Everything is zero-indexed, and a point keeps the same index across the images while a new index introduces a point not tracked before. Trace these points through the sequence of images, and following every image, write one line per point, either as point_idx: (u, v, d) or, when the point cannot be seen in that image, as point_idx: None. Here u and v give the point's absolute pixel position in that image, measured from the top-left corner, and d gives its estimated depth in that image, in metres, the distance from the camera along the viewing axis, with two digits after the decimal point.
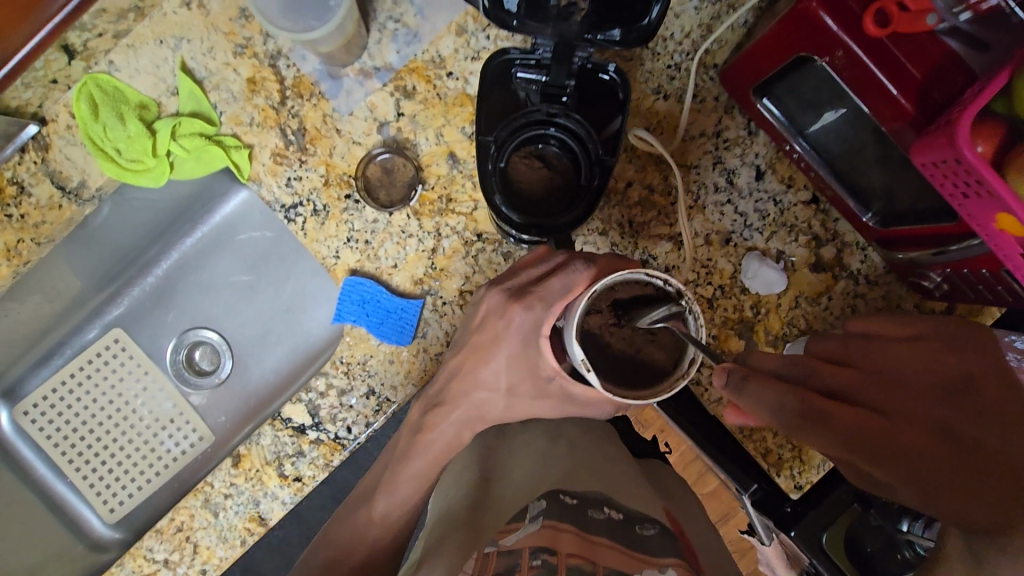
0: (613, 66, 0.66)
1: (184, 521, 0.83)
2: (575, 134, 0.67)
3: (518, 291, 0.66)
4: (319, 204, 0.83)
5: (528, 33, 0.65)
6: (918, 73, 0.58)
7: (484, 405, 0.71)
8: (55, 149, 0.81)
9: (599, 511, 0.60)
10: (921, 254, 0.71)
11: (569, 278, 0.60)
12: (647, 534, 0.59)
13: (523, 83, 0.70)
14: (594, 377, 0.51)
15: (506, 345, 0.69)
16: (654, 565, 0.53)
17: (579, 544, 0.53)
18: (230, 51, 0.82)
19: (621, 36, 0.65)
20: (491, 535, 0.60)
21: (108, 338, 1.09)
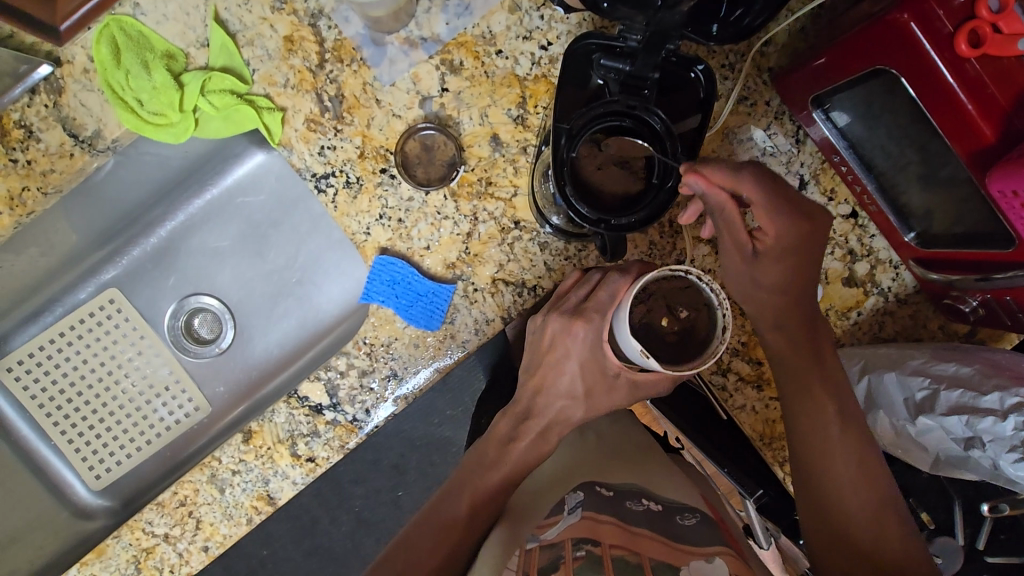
0: (703, 65, 0.64)
1: (187, 496, 0.80)
2: (652, 130, 0.63)
3: (568, 303, 0.70)
4: (352, 176, 0.79)
5: (617, 17, 0.63)
6: (1003, 98, 0.57)
7: None
8: (70, 94, 0.75)
9: (637, 502, 0.60)
10: (963, 278, 0.72)
11: (614, 288, 0.66)
12: (687, 523, 0.59)
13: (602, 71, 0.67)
14: (654, 363, 0.55)
15: (564, 345, 0.70)
16: (699, 556, 0.53)
17: (623, 536, 0.54)
18: (268, 6, 0.76)
19: (717, 33, 0.68)
20: (529, 530, 0.59)
21: (103, 297, 1.03)
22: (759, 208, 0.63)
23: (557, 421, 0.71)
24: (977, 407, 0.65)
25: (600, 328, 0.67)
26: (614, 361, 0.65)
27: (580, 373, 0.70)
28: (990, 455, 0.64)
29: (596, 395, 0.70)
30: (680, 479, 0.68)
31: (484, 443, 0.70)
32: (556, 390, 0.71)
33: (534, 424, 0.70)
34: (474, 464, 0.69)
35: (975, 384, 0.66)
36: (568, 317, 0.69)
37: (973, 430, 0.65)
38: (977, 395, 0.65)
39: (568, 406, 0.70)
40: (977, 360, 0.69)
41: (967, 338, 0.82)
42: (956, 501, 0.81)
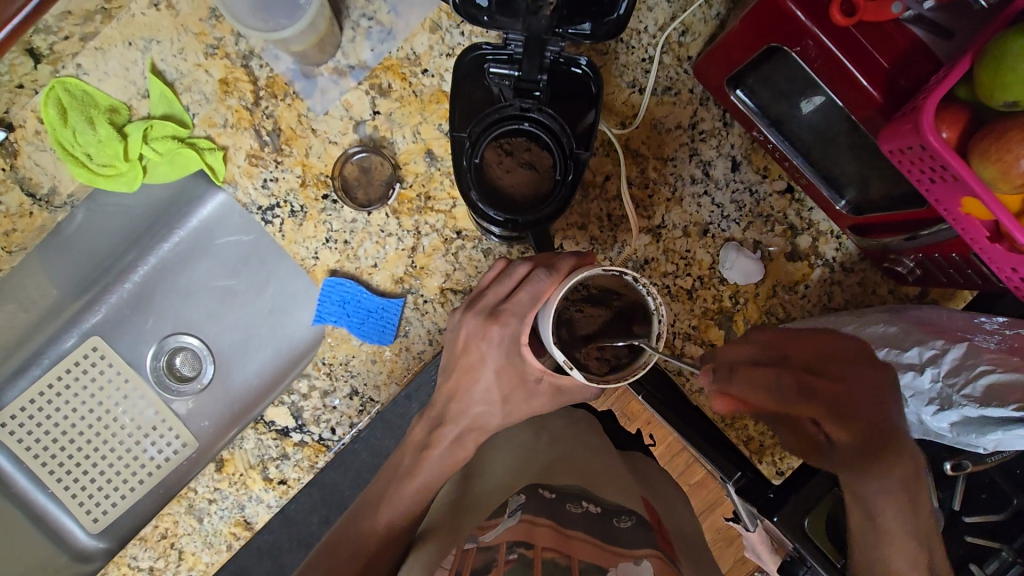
0: (584, 59, 0.67)
1: (168, 528, 0.82)
2: (548, 129, 0.68)
3: (486, 301, 0.67)
4: (296, 205, 0.82)
5: (499, 27, 0.68)
6: (886, 61, 0.59)
7: (468, 411, 0.70)
8: (24, 156, 0.80)
9: (577, 505, 0.61)
10: (893, 240, 0.73)
11: (536, 289, 0.62)
12: (624, 525, 0.60)
13: (496, 79, 0.70)
14: (578, 373, 0.52)
15: (478, 350, 0.68)
16: (628, 558, 0.53)
17: (554, 537, 0.54)
18: (201, 53, 0.81)
19: (591, 30, 0.67)
20: (470, 531, 0.61)
21: (86, 345, 1.07)
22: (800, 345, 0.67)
23: (471, 427, 0.70)
24: (900, 362, 0.68)
25: (515, 331, 0.64)
26: (536, 364, 0.61)
27: (496, 381, 0.68)
28: (914, 410, 0.67)
29: (514, 402, 0.69)
30: (628, 477, 0.70)
31: (400, 452, 0.72)
32: (472, 395, 0.69)
33: (448, 429, 0.70)
34: (394, 470, 0.71)
35: (899, 341, 0.69)
36: (483, 319, 0.66)
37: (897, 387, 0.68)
38: (900, 351, 0.68)
39: (485, 412, 0.69)
40: (905, 319, 0.71)
41: (918, 300, 0.82)
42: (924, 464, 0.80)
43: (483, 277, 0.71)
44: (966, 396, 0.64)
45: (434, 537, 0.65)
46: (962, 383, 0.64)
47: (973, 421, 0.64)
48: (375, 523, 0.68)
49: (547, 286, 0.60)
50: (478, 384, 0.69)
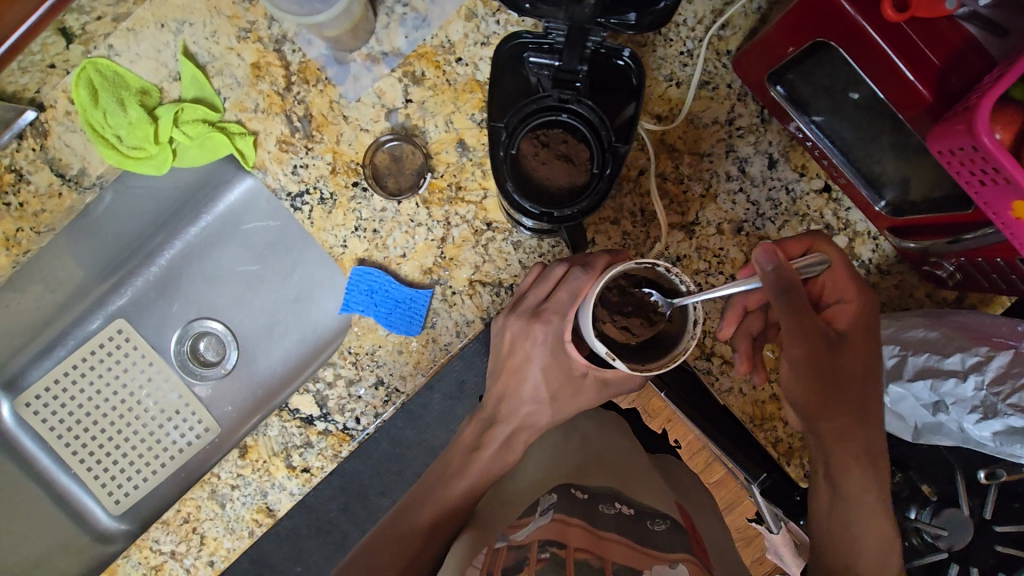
0: (627, 50, 0.67)
1: (190, 512, 0.82)
2: (587, 121, 0.67)
3: (529, 302, 0.70)
4: (326, 192, 0.81)
5: (540, 16, 0.66)
6: (937, 59, 0.58)
7: (519, 411, 0.70)
8: (54, 136, 0.79)
9: (610, 506, 0.61)
10: (937, 242, 0.72)
11: (574, 286, 0.65)
12: (658, 528, 0.59)
13: (536, 69, 0.70)
14: (619, 364, 0.53)
15: (524, 350, 0.70)
16: (663, 560, 0.54)
17: (588, 539, 0.54)
18: (234, 35, 0.80)
19: (636, 20, 0.66)
20: (501, 529, 0.59)
21: (111, 328, 1.07)
22: (832, 278, 0.63)
23: (522, 427, 0.70)
24: (942, 368, 0.67)
25: (559, 328, 0.67)
26: (580, 359, 0.64)
27: (543, 379, 0.69)
28: (955, 418, 0.66)
29: (562, 401, 0.69)
30: (659, 482, 0.70)
31: (450, 451, 0.70)
32: (520, 396, 0.70)
33: (500, 429, 0.69)
34: (439, 474, 0.68)
35: (940, 346, 0.68)
36: (527, 319, 0.69)
37: (937, 394, 0.66)
38: (941, 357, 0.67)
39: (534, 411, 0.69)
40: (945, 324, 0.70)
41: (956, 305, 0.80)
42: (956, 471, 0.79)
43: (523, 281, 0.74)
44: (1012, 404, 0.63)
45: (469, 529, 0.63)
46: (1007, 392, 0.64)
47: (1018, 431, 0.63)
48: (397, 513, 0.67)
49: (586, 283, 0.64)
50: (526, 382, 0.70)
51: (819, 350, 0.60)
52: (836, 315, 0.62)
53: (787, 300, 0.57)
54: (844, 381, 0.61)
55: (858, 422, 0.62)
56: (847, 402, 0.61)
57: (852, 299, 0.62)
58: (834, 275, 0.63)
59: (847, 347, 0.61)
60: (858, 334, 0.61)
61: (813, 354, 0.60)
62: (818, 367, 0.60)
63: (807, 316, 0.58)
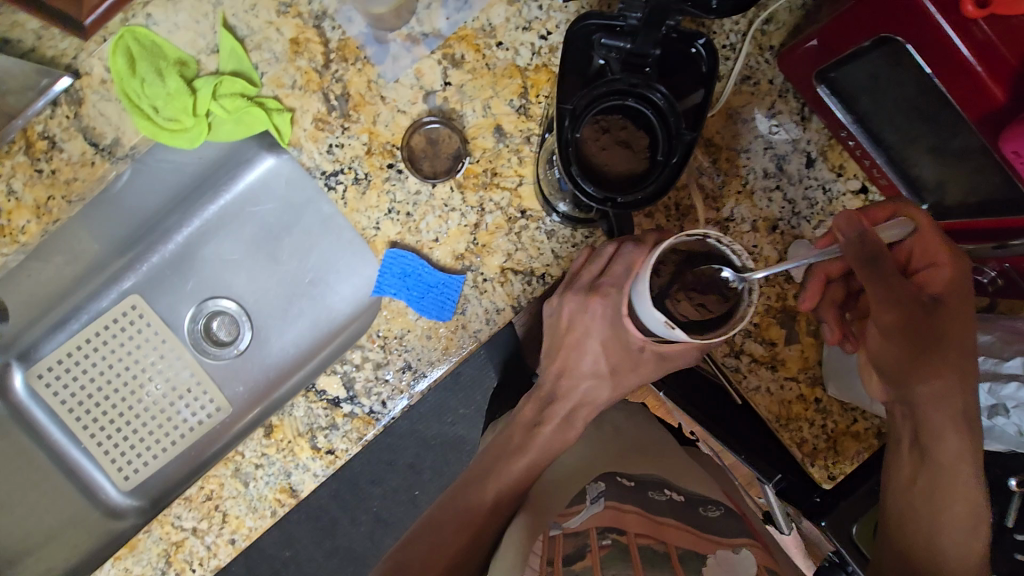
0: (705, 38, 0.65)
1: (213, 490, 0.82)
2: (656, 107, 0.65)
3: (583, 279, 0.70)
4: (360, 173, 0.80)
5: None
6: (1013, 57, 0.56)
7: (577, 389, 0.71)
8: (89, 104, 0.78)
9: (659, 492, 0.60)
10: (979, 247, 0.71)
11: (628, 259, 0.66)
12: (712, 515, 0.59)
13: (604, 49, 0.66)
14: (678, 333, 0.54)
15: (583, 324, 0.70)
16: (725, 546, 0.53)
17: (649, 525, 0.53)
18: (274, 10, 0.79)
19: (717, 5, 0.66)
20: (550, 518, 0.59)
21: (125, 304, 1.07)
22: (919, 241, 0.63)
23: (580, 406, 0.71)
24: (1000, 373, 0.65)
25: (617, 302, 0.67)
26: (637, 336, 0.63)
27: (603, 353, 0.70)
28: (1015, 421, 0.63)
29: (621, 375, 0.70)
30: (700, 471, 0.69)
31: (510, 429, 0.71)
32: (582, 369, 0.71)
33: (559, 407, 0.71)
34: (499, 452, 0.69)
35: (998, 350, 0.66)
36: (584, 296, 0.69)
37: (997, 397, 0.64)
38: (999, 361, 0.65)
39: (595, 386, 0.71)
40: (999, 328, 0.68)
41: (987, 311, 0.79)
42: (982, 478, 0.79)
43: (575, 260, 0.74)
44: None
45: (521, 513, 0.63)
46: None
47: None
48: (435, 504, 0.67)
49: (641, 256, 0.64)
50: (586, 356, 0.71)
51: (912, 315, 0.61)
52: (928, 279, 0.62)
53: (872, 264, 0.60)
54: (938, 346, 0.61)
55: (959, 388, 0.60)
56: (942, 367, 0.60)
57: (941, 263, 0.62)
58: (923, 240, 0.62)
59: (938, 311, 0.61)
60: (952, 297, 0.61)
61: (905, 319, 0.61)
62: (906, 331, 0.61)
63: (896, 282, 0.60)
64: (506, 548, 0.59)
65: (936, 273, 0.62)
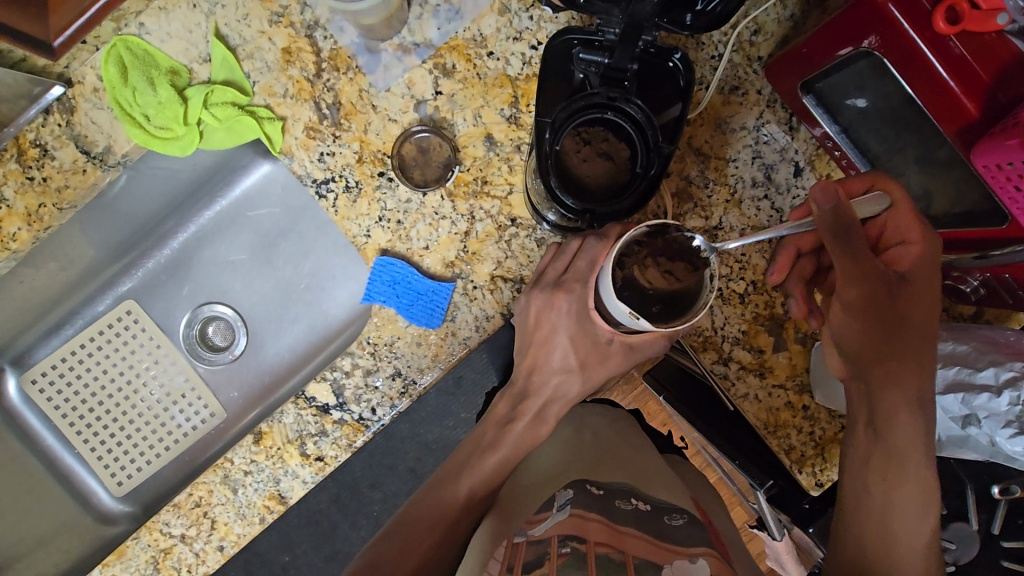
0: (679, 52, 0.66)
1: (202, 496, 0.82)
2: (634, 120, 0.67)
3: (548, 276, 0.72)
4: (351, 181, 0.81)
5: (594, 12, 0.67)
6: (986, 74, 0.58)
7: (548, 383, 0.73)
8: (81, 113, 0.79)
9: (627, 501, 0.61)
10: (961, 257, 0.72)
11: (591, 256, 0.67)
12: (676, 523, 0.59)
13: (583, 64, 0.69)
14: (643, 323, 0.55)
15: (549, 322, 0.73)
16: (684, 556, 0.53)
17: (609, 534, 0.54)
18: (266, 19, 0.79)
19: (691, 22, 0.66)
20: (520, 523, 0.60)
21: (120, 309, 1.06)
22: (893, 216, 0.62)
23: (553, 398, 0.73)
24: (974, 383, 0.64)
25: (581, 297, 0.69)
26: (604, 327, 0.65)
27: (571, 347, 0.72)
28: (987, 432, 0.63)
29: (590, 368, 0.73)
30: (671, 476, 0.70)
31: (484, 426, 0.74)
32: (550, 365, 0.73)
33: (532, 402, 0.73)
34: (470, 451, 0.71)
35: (971, 360, 0.65)
36: (549, 292, 0.71)
37: (969, 407, 0.64)
38: (973, 371, 0.64)
39: (565, 380, 0.73)
40: (973, 337, 0.68)
41: (972, 319, 0.80)
42: (968, 486, 0.80)
43: (543, 257, 0.75)
44: None
45: (491, 516, 0.64)
46: None
47: None
48: (419, 511, 0.67)
49: (601, 252, 0.65)
50: (555, 353, 0.73)
51: (877, 292, 0.60)
52: (899, 256, 0.62)
53: (838, 237, 0.59)
54: (896, 324, 0.61)
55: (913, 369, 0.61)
56: (900, 346, 0.61)
57: (911, 242, 0.61)
58: (898, 215, 0.62)
59: (908, 289, 0.61)
60: (921, 274, 0.61)
61: (870, 294, 0.61)
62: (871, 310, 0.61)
63: (865, 258, 0.59)
64: (471, 550, 0.60)
65: (907, 251, 0.61)
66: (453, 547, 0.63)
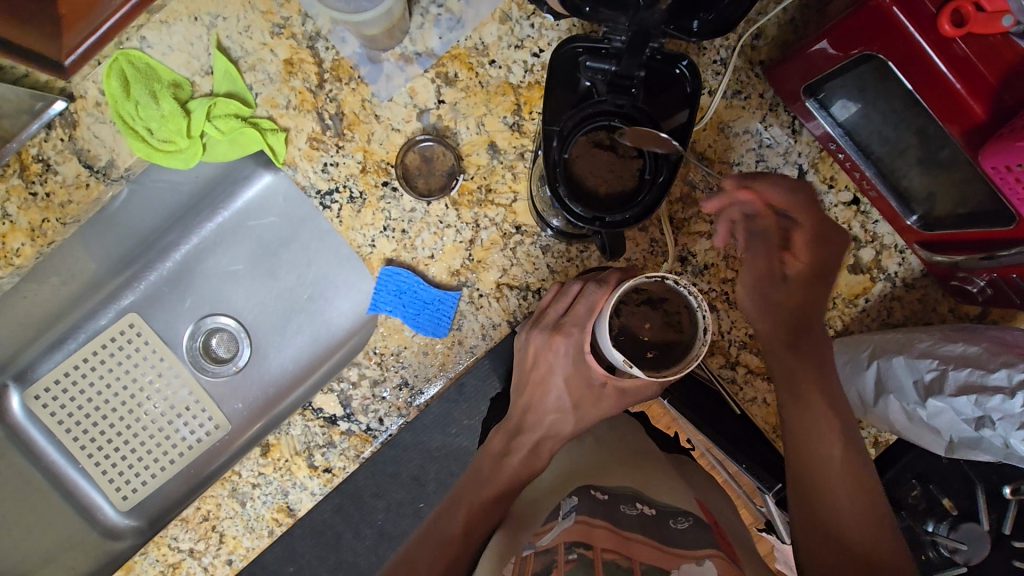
0: (687, 60, 0.65)
1: (210, 510, 0.81)
2: (641, 127, 0.66)
3: (549, 318, 0.72)
4: (356, 191, 0.81)
5: (600, 20, 0.67)
6: (991, 76, 0.59)
7: (542, 421, 0.72)
8: (83, 127, 0.79)
9: (632, 506, 0.61)
10: (968, 257, 0.72)
11: (590, 301, 0.68)
12: (681, 527, 0.60)
13: (589, 72, 0.67)
14: (637, 370, 0.56)
15: (547, 361, 0.72)
16: (690, 558, 0.54)
17: (614, 539, 0.55)
18: (268, 31, 0.80)
19: (698, 28, 0.68)
20: (528, 536, 0.60)
21: (123, 322, 1.06)
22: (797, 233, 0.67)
23: (547, 436, 0.72)
24: (986, 385, 0.63)
25: (580, 341, 0.68)
26: (599, 371, 0.66)
27: (566, 388, 0.71)
28: (1001, 434, 0.62)
29: (585, 407, 0.71)
30: (678, 480, 0.70)
31: (479, 459, 0.71)
32: (545, 406, 0.72)
33: (526, 438, 0.71)
34: (478, 470, 0.70)
35: (983, 361, 0.64)
36: (548, 334, 0.71)
37: (981, 409, 0.63)
38: (985, 373, 0.63)
39: (558, 420, 0.71)
40: (984, 339, 0.67)
41: (978, 320, 0.81)
42: (977, 486, 0.80)
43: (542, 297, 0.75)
44: None
45: (504, 529, 0.64)
46: None
47: None
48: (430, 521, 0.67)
49: (600, 297, 0.66)
50: (550, 396, 0.72)
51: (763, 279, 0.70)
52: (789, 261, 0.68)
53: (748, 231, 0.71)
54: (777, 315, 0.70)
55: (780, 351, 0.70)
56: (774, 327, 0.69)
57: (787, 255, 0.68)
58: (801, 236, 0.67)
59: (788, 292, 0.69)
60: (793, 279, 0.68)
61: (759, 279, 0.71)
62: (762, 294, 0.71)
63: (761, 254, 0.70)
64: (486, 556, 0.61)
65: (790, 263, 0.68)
66: (466, 558, 0.63)
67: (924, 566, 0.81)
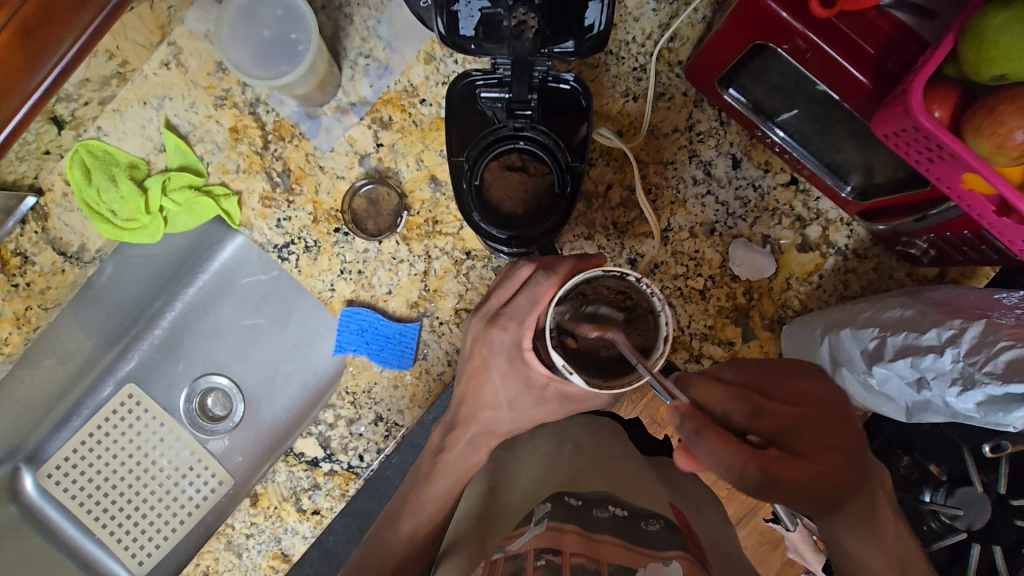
0: (570, 74, 0.74)
1: (208, 565, 0.84)
2: (544, 145, 0.75)
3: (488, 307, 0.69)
4: (310, 241, 0.85)
5: (484, 53, 0.74)
6: (872, 48, 0.60)
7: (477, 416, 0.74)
8: (54, 218, 0.88)
9: (604, 510, 0.60)
10: (904, 221, 0.73)
11: (534, 293, 0.63)
12: (653, 529, 0.58)
13: (488, 103, 0.77)
14: (577, 378, 0.52)
15: (481, 353, 0.71)
16: (657, 558, 0.52)
17: (582, 543, 0.53)
18: (211, 104, 0.85)
19: (575, 47, 0.73)
20: (497, 543, 0.62)
21: (122, 393, 1.08)
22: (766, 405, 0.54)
23: (481, 431, 0.74)
24: (919, 345, 0.64)
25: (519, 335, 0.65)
26: (541, 368, 0.62)
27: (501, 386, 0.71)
28: (938, 393, 0.63)
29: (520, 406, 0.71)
30: (653, 480, 0.69)
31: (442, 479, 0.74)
32: (480, 399, 0.73)
33: (461, 431, 0.74)
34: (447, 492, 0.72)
35: (918, 323, 0.65)
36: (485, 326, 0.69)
37: (918, 370, 0.63)
38: (918, 335, 0.64)
39: (494, 416, 0.73)
40: (920, 302, 0.68)
41: (937, 281, 0.80)
42: (963, 448, 0.78)
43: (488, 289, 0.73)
44: (988, 372, 0.59)
45: (465, 548, 0.67)
46: (982, 360, 0.60)
47: (1000, 399, 0.59)
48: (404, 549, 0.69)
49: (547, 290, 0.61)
50: (485, 386, 0.73)
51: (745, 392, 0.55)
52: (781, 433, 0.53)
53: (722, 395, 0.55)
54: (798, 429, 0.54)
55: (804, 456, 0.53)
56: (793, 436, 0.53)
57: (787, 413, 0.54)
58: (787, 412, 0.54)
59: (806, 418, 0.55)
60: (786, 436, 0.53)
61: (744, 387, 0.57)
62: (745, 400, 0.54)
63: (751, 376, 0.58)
64: None
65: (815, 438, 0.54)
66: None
67: (926, 537, 0.78)
